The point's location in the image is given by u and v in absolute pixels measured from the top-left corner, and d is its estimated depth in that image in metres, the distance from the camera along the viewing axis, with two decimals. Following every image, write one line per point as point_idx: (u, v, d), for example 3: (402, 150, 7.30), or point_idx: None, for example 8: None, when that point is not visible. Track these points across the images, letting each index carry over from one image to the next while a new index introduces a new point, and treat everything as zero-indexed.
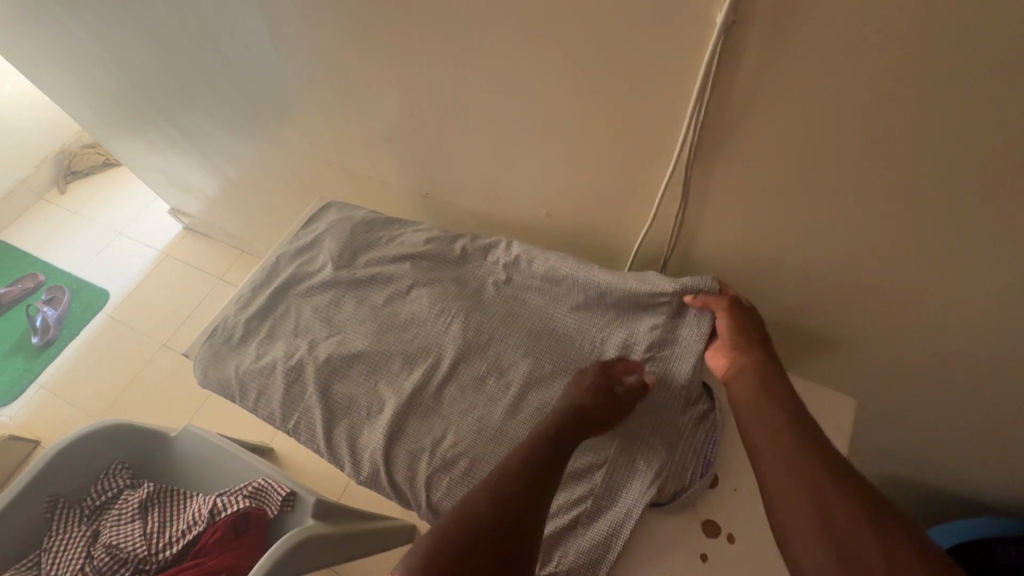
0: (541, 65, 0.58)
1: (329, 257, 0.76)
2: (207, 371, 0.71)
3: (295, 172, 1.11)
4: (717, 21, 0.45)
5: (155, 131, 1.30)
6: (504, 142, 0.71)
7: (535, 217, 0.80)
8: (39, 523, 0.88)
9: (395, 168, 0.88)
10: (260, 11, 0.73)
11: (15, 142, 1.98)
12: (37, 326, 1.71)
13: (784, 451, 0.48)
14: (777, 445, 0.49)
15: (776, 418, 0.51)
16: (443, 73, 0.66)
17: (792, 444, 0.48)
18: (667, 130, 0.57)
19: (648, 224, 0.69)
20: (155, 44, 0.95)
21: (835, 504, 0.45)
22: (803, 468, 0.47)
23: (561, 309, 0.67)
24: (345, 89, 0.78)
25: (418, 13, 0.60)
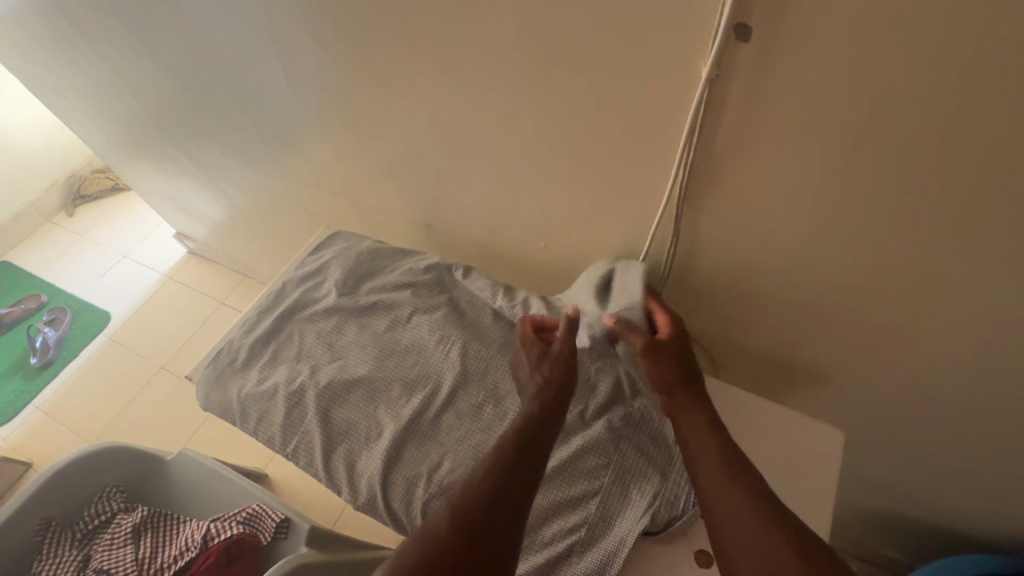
0: (542, 106, 0.62)
1: (334, 284, 0.78)
2: (209, 394, 0.72)
3: (302, 201, 1.14)
4: (703, 73, 0.49)
5: (168, 159, 1.35)
6: (504, 177, 0.75)
7: (533, 249, 0.83)
8: (30, 546, 0.87)
9: (399, 200, 0.92)
10: (279, 52, 0.77)
11: (28, 166, 2.03)
12: (37, 347, 1.71)
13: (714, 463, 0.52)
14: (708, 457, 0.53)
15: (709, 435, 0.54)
16: (449, 112, 0.70)
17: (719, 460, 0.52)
18: (659, 169, 0.60)
19: (640, 258, 0.71)
20: (175, 79, 1.00)
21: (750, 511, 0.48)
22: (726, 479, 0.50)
23: None
24: (355, 124, 0.82)
25: (428, 56, 0.65)
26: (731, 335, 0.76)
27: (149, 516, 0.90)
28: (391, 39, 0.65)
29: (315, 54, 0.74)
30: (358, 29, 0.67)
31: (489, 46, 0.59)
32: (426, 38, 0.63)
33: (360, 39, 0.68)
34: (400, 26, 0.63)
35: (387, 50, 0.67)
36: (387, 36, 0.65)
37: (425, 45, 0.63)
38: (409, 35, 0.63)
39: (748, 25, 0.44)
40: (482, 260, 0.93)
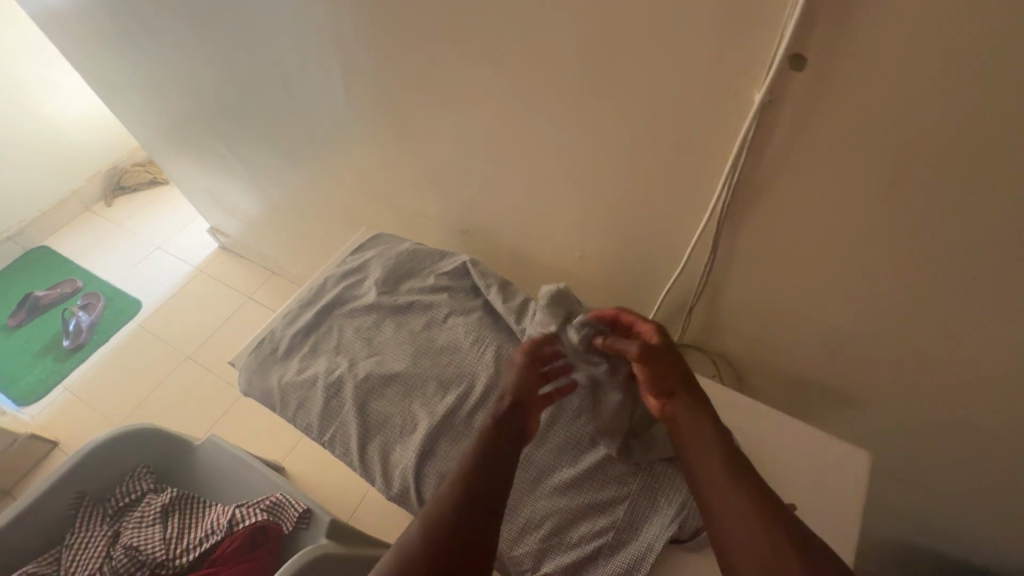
0: (591, 123, 0.65)
1: (373, 282, 0.81)
2: (251, 380, 0.75)
3: (340, 202, 1.19)
4: (756, 98, 0.51)
5: (213, 156, 1.41)
6: (545, 188, 0.77)
7: (568, 259, 0.86)
8: (63, 519, 0.90)
9: (438, 205, 0.95)
10: (337, 61, 0.81)
11: (75, 156, 2.11)
12: (70, 330, 1.77)
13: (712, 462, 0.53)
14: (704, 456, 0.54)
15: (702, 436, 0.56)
16: (498, 124, 0.73)
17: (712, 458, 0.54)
18: (703, 188, 0.63)
19: (675, 273, 0.73)
20: (231, 80, 1.05)
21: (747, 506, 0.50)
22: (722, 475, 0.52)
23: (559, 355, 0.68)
24: (403, 131, 0.86)
25: (484, 70, 0.68)
26: (759, 356, 0.77)
27: (178, 498, 0.93)
28: (449, 53, 0.69)
29: (371, 65, 0.78)
30: (418, 43, 0.70)
31: (546, 64, 0.62)
32: (483, 54, 0.66)
33: (418, 52, 0.71)
34: (460, 41, 0.66)
35: (444, 63, 0.70)
36: (446, 50, 0.68)
37: (482, 60, 0.67)
38: (467, 51, 0.67)
39: (804, 55, 0.46)
40: (515, 267, 0.95)
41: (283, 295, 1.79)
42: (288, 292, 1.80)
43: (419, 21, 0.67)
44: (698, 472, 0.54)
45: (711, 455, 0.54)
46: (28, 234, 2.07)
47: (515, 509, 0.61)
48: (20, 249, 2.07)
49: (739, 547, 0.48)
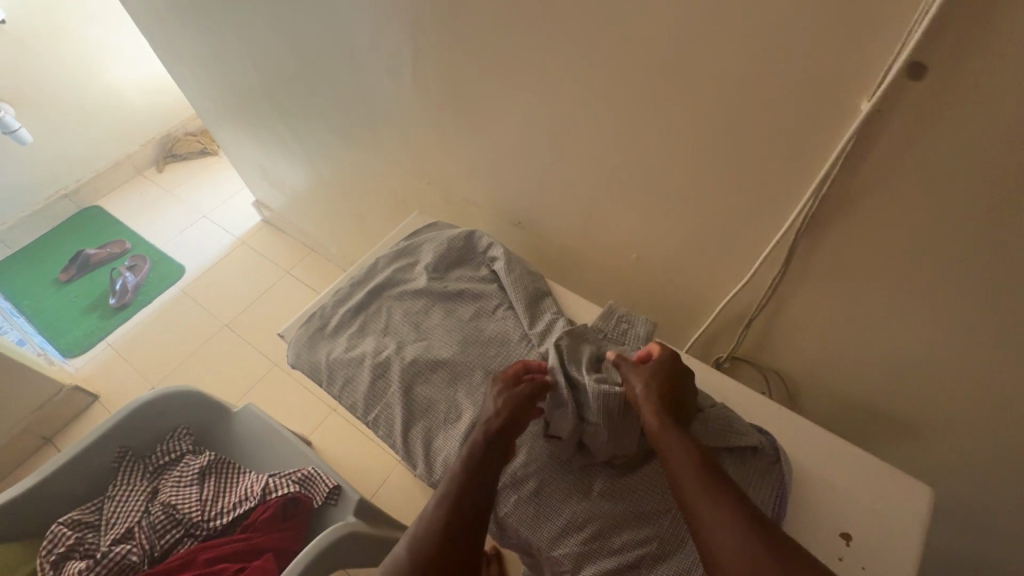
0: (670, 123, 0.63)
1: (425, 267, 0.81)
2: (299, 354, 0.76)
3: (390, 184, 1.19)
4: (862, 108, 0.48)
5: (268, 130, 1.43)
6: (610, 186, 0.75)
7: (623, 260, 0.84)
8: (107, 471, 0.93)
9: (493, 195, 0.94)
10: (409, 41, 0.81)
11: (132, 122, 2.18)
12: (116, 289, 1.83)
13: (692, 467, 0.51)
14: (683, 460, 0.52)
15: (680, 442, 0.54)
16: (569, 116, 0.71)
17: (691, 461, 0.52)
18: (785, 198, 0.60)
19: (739, 284, 0.71)
20: (297, 56, 1.06)
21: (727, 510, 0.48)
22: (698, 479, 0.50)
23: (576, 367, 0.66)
24: (467, 118, 0.85)
25: (562, 61, 0.66)
26: (817, 376, 0.74)
27: (215, 461, 0.95)
28: (528, 41, 0.67)
29: (444, 48, 0.77)
30: (497, 28, 0.69)
31: (631, 58, 0.60)
32: (565, 44, 0.64)
33: (495, 38, 0.70)
34: (541, 29, 0.65)
35: (521, 51, 0.69)
36: (525, 38, 0.67)
37: (562, 50, 0.65)
38: (548, 39, 0.65)
39: (925, 65, 0.43)
40: (565, 263, 0.94)
41: (321, 272, 1.82)
42: (326, 270, 1.82)
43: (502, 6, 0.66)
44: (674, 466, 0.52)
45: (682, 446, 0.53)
46: (83, 193, 2.14)
47: (553, 511, 0.60)
48: (75, 207, 2.14)
49: (718, 542, 0.46)
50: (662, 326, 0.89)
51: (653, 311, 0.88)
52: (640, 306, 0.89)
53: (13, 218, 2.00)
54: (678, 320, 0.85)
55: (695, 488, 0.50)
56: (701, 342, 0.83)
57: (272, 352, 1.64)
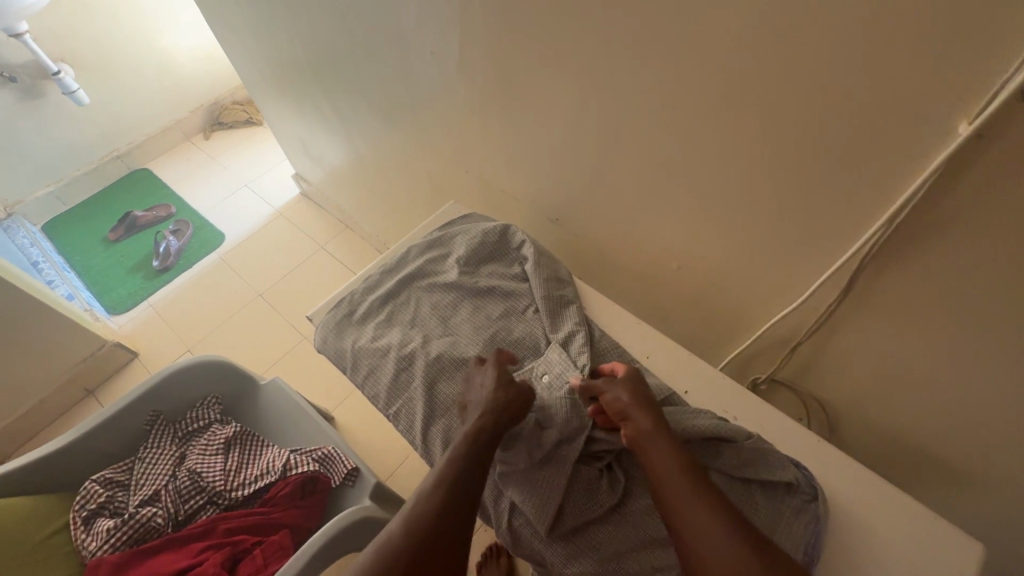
0: (733, 128, 0.58)
1: (456, 260, 0.79)
2: (326, 339, 0.75)
3: (428, 168, 1.17)
4: (961, 131, 0.43)
5: (311, 104, 1.43)
6: (658, 190, 0.71)
7: (664, 268, 0.80)
8: (140, 432, 0.96)
9: (532, 189, 0.91)
10: (457, 23, 0.78)
11: (183, 88, 2.23)
12: (160, 251, 1.89)
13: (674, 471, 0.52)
14: (666, 465, 0.52)
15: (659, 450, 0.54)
16: (621, 114, 0.67)
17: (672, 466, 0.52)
18: (855, 221, 0.55)
19: (790, 306, 0.66)
20: (344, 33, 1.05)
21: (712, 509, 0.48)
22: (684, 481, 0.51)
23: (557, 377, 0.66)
24: (512, 107, 0.82)
25: (620, 54, 0.62)
26: (863, 411, 0.69)
27: (240, 433, 0.97)
28: (585, 30, 0.63)
29: (494, 33, 0.74)
30: (553, 15, 0.65)
31: (696, 57, 0.55)
32: (625, 35, 0.60)
33: (550, 26, 0.66)
34: (601, 18, 0.60)
35: (577, 41, 0.65)
36: (583, 27, 0.63)
37: (622, 42, 0.60)
38: (607, 29, 0.61)
39: None
40: (601, 265, 0.90)
41: (353, 250, 1.83)
42: (358, 247, 1.83)
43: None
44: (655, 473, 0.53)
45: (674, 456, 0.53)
46: (134, 155, 2.22)
47: (556, 517, 0.58)
48: (126, 168, 2.22)
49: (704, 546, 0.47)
50: (697, 339, 0.85)
51: (690, 323, 0.84)
52: (677, 317, 0.85)
53: (69, 175, 2.08)
54: (716, 335, 0.81)
55: (685, 497, 0.50)
56: (740, 361, 0.78)
57: (302, 325, 1.67)
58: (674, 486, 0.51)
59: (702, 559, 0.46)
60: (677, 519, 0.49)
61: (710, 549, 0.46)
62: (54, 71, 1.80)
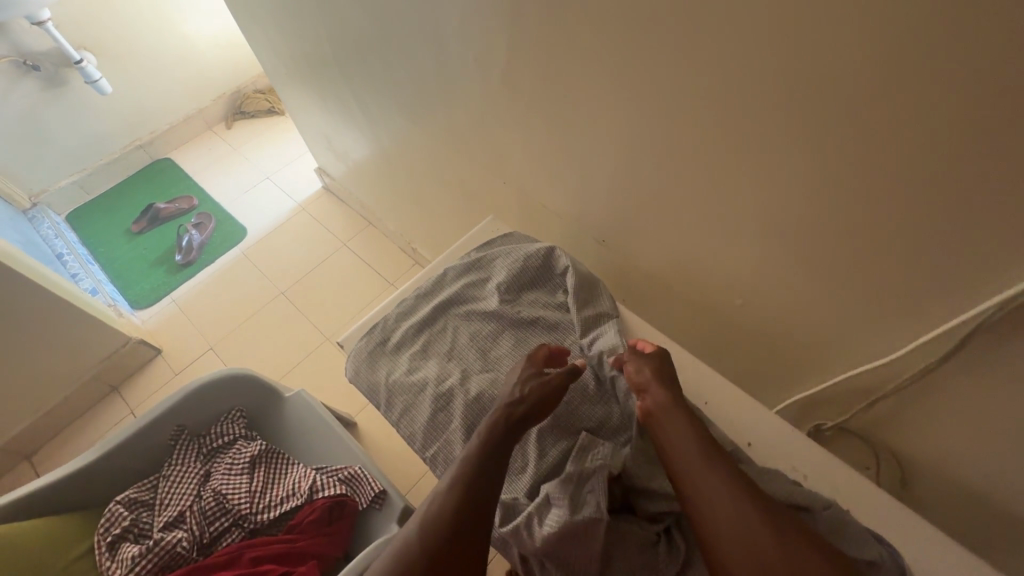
0: (829, 163, 0.51)
1: (496, 286, 0.74)
2: (358, 371, 0.71)
3: (461, 174, 1.12)
4: None
5: (336, 100, 1.38)
6: (726, 223, 0.65)
7: (723, 301, 0.74)
8: (164, 448, 0.94)
9: (578, 208, 0.85)
10: (507, 30, 0.72)
11: (206, 76, 2.19)
12: (183, 245, 1.87)
13: (687, 440, 0.55)
14: (679, 435, 0.56)
15: (675, 422, 0.57)
16: (690, 141, 0.61)
17: (685, 437, 0.55)
18: (972, 274, 0.48)
19: (873, 363, 0.61)
20: (376, 31, 0.99)
21: (723, 475, 0.51)
22: (697, 449, 0.54)
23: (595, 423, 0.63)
24: (562, 123, 0.76)
25: (697, 77, 0.55)
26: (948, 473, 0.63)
27: (265, 451, 0.94)
28: (656, 49, 0.57)
29: (548, 45, 0.68)
30: (620, 30, 0.58)
31: (794, 85, 0.49)
32: (706, 58, 0.53)
33: (616, 42, 0.60)
34: (678, 38, 0.54)
35: (646, 61, 0.59)
36: (655, 46, 0.57)
37: (700, 65, 0.54)
38: (685, 50, 0.54)
39: None
40: (651, 292, 0.85)
41: (376, 247, 1.79)
42: (381, 245, 1.79)
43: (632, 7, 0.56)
44: (667, 443, 0.56)
45: (690, 435, 0.55)
46: (156, 145, 2.19)
47: None
48: (148, 158, 2.20)
49: (711, 510, 0.50)
50: (754, 376, 0.79)
51: (747, 359, 0.78)
52: (734, 352, 0.79)
53: (91, 165, 2.07)
54: (777, 375, 0.75)
55: (695, 463, 0.53)
56: (804, 406, 0.73)
57: (324, 326, 1.64)
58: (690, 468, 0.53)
59: (709, 521, 0.49)
60: (688, 485, 0.52)
61: (722, 512, 0.49)
62: (76, 60, 1.78)
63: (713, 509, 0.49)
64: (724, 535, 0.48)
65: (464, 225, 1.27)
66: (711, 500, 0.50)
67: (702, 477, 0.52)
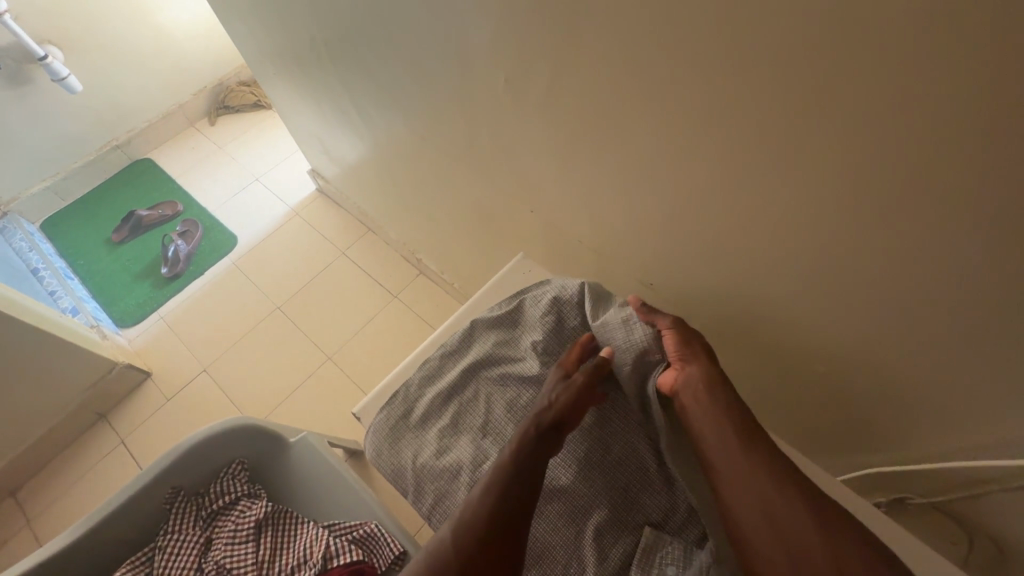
0: (963, 232, 0.43)
1: (533, 344, 0.64)
2: (381, 451, 0.64)
3: (477, 194, 1.01)
4: None
5: (332, 104, 1.26)
6: (812, 281, 0.57)
7: (795, 355, 0.67)
8: (160, 512, 0.85)
9: (624, 247, 0.77)
10: (549, 49, 0.62)
11: (184, 69, 2.03)
12: (168, 256, 1.75)
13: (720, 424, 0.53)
14: (710, 418, 0.54)
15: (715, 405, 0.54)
16: (778, 193, 0.53)
17: (720, 421, 0.53)
18: None
19: (987, 461, 0.55)
20: (382, 39, 0.88)
21: (761, 463, 0.51)
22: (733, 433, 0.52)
23: (659, 519, 0.56)
24: (610, 155, 0.66)
25: (799, 126, 0.47)
26: None
27: (271, 512, 0.85)
28: (747, 91, 0.48)
29: (602, 75, 0.58)
30: (701, 67, 0.49)
31: (930, 142, 0.40)
32: (814, 107, 0.45)
33: (693, 79, 0.51)
34: (779, 82, 0.45)
35: (732, 103, 0.50)
36: (745, 87, 0.47)
37: (805, 114, 0.45)
38: (787, 96, 0.46)
39: None
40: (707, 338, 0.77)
41: (378, 256, 1.68)
42: (383, 254, 1.67)
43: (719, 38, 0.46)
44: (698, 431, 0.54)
45: (722, 425, 0.53)
46: (134, 144, 2.04)
47: None
48: (126, 159, 2.05)
49: (748, 501, 0.50)
50: (822, 431, 0.72)
51: (816, 414, 0.71)
52: (802, 407, 0.72)
53: (65, 169, 1.92)
54: (854, 436, 0.69)
55: (733, 453, 0.52)
56: (881, 477, 0.67)
57: (325, 344, 1.53)
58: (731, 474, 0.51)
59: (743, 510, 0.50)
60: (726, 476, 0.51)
61: (758, 502, 0.49)
62: (40, 55, 1.63)
63: (751, 499, 0.50)
64: (758, 526, 0.48)
65: (480, 245, 1.16)
66: (748, 490, 0.50)
67: (739, 465, 0.51)
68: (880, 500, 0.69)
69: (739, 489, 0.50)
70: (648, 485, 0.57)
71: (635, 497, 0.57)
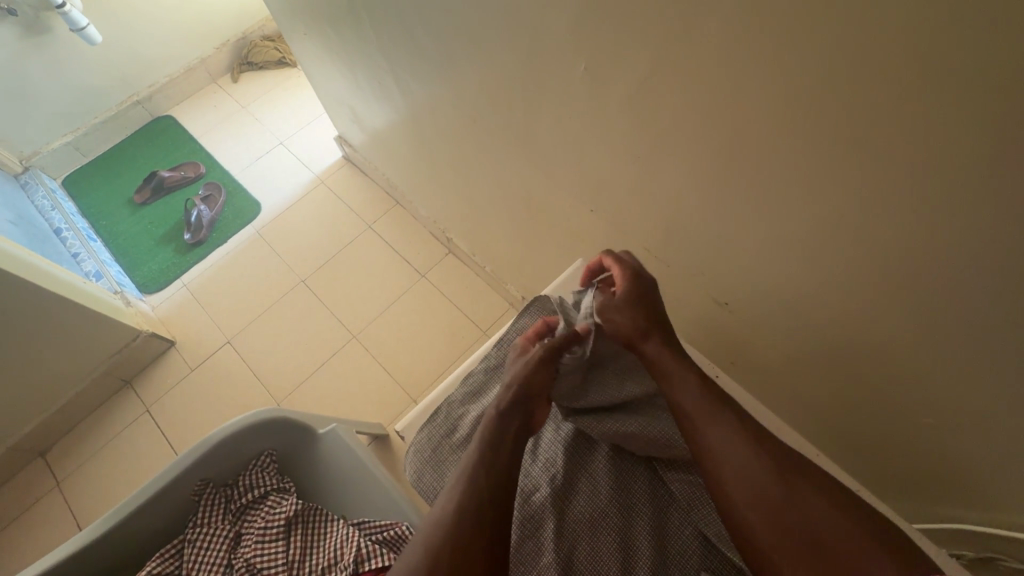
0: None
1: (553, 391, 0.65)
2: (422, 473, 0.66)
3: (528, 185, 0.94)
4: None
5: (368, 72, 1.17)
6: (933, 332, 0.51)
7: (884, 396, 0.62)
8: (190, 503, 0.83)
9: (703, 263, 0.70)
10: (642, 47, 0.54)
11: (206, 20, 1.93)
12: (191, 222, 1.70)
13: (683, 374, 0.58)
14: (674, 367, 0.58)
15: (678, 365, 0.59)
16: (903, 234, 0.46)
17: (682, 373, 0.58)
18: None
19: None
20: (435, 10, 0.79)
21: (721, 411, 0.54)
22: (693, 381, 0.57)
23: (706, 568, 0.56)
24: (696, 170, 0.60)
25: (969, 172, 0.39)
26: None
27: (301, 509, 0.83)
28: (916, 124, 0.40)
29: (702, 86, 0.52)
30: (858, 88, 0.41)
31: None
32: (981, 156, 0.38)
33: (822, 102, 0.44)
34: (958, 118, 0.37)
35: (890, 132, 0.41)
36: (889, 118, 0.41)
37: (985, 158, 0.38)
38: (972, 134, 0.37)
39: None
40: (784, 367, 0.72)
41: (405, 231, 1.61)
42: (412, 229, 1.60)
43: (870, 61, 0.39)
44: (669, 384, 0.58)
45: (686, 375, 0.57)
46: (156, 100, 1.96)
47: None
48: (148, 115, 1.98)
49: (708, 432, 0.53)
50: (900, 471, 0.68)
51: (896, 454, 0.66)
52: (889, 450, 0.67)
53: (86, 124, 1.87)
54: (947, 487, 0.63)
55: (696, 403, 0.55)
56: (966, 530, 0.63)
57: (349, 322, 1.49)
58: (712, 437, 0.53)
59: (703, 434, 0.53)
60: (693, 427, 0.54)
61: (721, 429, 0.53)
62: (58, 4, 1.54)
63: (713, 426, 0.53)
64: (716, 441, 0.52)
65: (525, 235, 1.10)
66: (715, 419, 0.53)
67: (701, 397, 0.55)
68: (959, 552, 0.65)
69: (704, 422, 0.54)
70: (695, 530, 0.58)
71: (683, 542, 0.57)
